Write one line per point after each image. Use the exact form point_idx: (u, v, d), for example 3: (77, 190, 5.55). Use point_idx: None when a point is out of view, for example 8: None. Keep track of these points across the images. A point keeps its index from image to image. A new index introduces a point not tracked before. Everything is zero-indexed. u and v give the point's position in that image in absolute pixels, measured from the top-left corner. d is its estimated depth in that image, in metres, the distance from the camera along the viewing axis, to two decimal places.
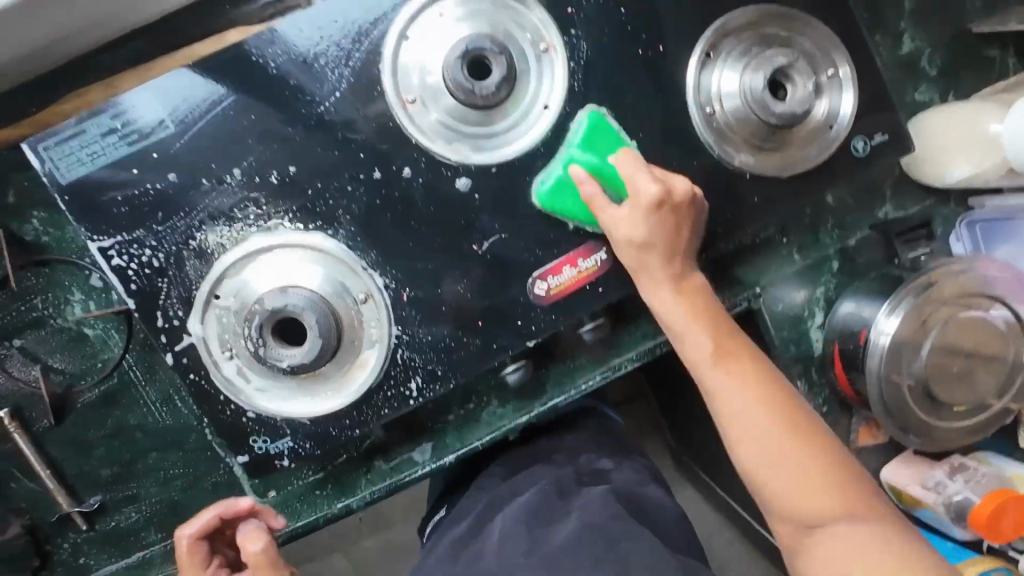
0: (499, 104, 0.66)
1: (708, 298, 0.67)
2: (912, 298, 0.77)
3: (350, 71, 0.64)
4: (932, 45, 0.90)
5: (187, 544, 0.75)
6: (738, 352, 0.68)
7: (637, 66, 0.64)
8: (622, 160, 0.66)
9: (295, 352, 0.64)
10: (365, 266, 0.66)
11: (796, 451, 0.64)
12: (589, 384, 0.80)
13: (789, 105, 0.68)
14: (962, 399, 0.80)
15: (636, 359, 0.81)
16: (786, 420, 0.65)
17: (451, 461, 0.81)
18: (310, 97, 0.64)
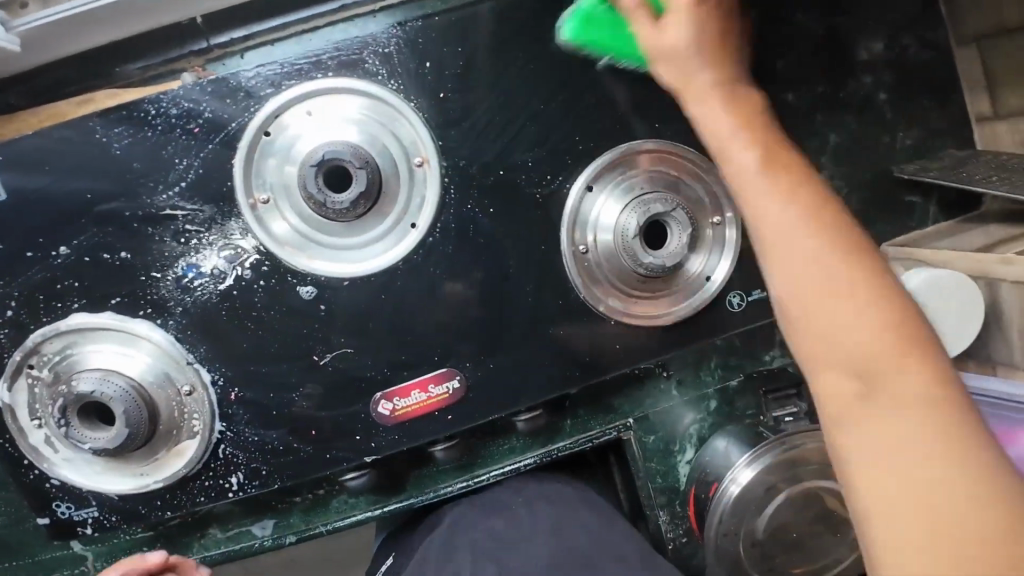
0: (356, 218, 0.63)
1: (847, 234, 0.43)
2: (777, 451, 0.73)
3: (201, 161, 0.62)
4: (850, 185, 0.87)
5: None
6: (944, 443, 0.37)
7: (692, 1, 0.51)
8: (694, 99, 0.51)
9: (102, 436, 0.61)
10: (192, 360, 0.63)
11: (945, 451, 0.36)
12: (448, 491, 0.76)
13: (659, 257, 0.65)
14: (800, 561, 0.77)
15: (501, 472, 0.77)
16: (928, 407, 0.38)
17: (290, 541, 0.78)
18: (153, 183, 0.62)
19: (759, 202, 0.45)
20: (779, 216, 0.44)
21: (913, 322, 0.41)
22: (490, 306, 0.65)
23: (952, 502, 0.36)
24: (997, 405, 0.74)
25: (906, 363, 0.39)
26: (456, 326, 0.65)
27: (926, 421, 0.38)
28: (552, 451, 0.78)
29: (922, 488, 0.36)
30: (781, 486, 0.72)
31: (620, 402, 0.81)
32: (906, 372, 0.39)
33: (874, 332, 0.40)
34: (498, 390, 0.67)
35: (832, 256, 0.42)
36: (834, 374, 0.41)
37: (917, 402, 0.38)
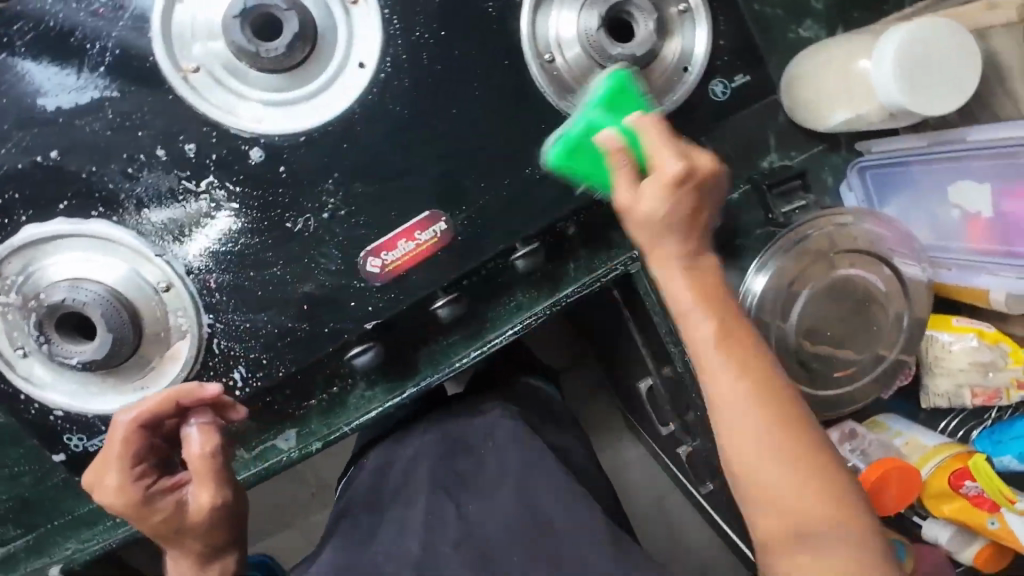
0: (296, 67, 0.57)
1: (767, 381, 0.52)
2: (784, 249, 0.67)
3: (115, 42, 0.56)
4: None
5: (124, 430, 0.57)
6: (811, 460, 0.51)
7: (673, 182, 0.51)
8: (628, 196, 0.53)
9: (86, 348, 0.59)
10: (160, 253, 0.59)
11: (781, 460, 0.50)
12: (463, 362, 0.73)
13: (629, 48, 0.61)
14: (841, 365, 0.71)
15: (511, 334, 0.72)
16: (787, 443, 0.51)
17: (318, 447, 0.73)
18: (70, 75, 0.56)
19: (675, 281, 0.53)
20: (700, 323, 0.53)
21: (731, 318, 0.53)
22: (460, 142, 0.62)
23: (785, 480, 0.50)
24: (1011, 156, 0.61)
25: (773, 414, 0.51)
26: (430, 170, 0.62)
27: (771, 451, 0.51)
28: (561, 299, 0.72)
29: (752, 461, 0.51)
30: (799, 282, 0.67)
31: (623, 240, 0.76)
32: (752, 385, 0.51)
33: (736, 391, 0.52)
34: (491, 230, 0.64)
35: (746, 373, 0.51)
36: (742, 416, 0.51)
37: (774, 420, 0.51)
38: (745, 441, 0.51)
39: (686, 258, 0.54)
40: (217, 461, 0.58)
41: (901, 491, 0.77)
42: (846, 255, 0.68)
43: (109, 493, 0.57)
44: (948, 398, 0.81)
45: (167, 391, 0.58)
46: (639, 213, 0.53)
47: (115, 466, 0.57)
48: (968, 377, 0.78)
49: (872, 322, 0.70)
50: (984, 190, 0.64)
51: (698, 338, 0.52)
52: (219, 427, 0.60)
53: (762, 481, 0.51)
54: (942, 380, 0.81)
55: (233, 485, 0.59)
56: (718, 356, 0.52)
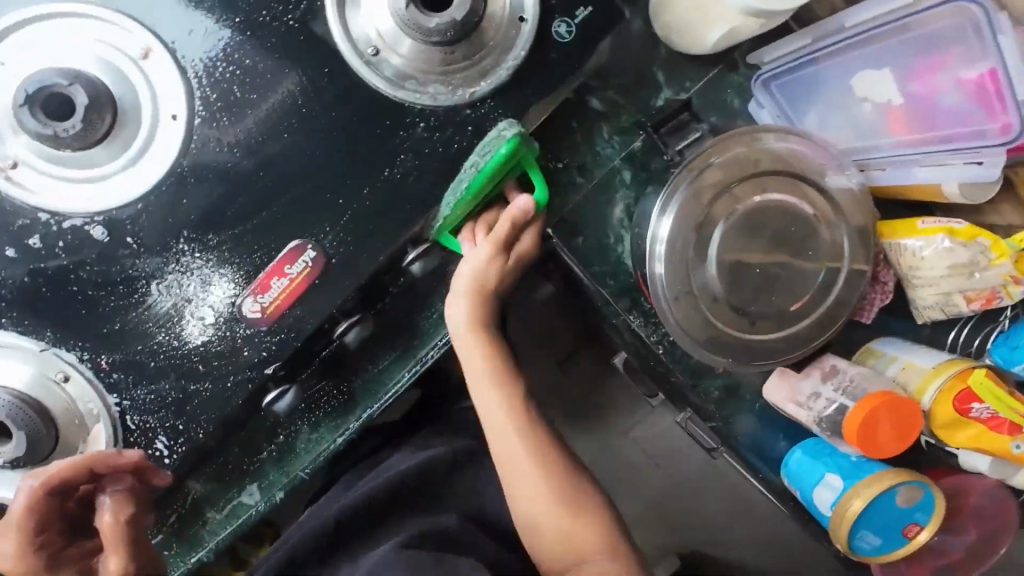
0: (108, 137, 0.56)
1: (516, 401, 0.67)
2: (688, 186, 0.60)
3: None
4: None
5: (30, 496, 0.59)
6: (544, 458, 0.65)
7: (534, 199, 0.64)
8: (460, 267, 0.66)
9: (7, 449, 0.60)
10: (46, 346, 0.59)
11: (518, 454, 0.65)
12: (399, 385, 0.73)
13: (444, 14, 0.55)
14: (788, 301, 0.63)
15: (441, 345, 0.72)
16: (526, 445, 0.66)
17: (281, 496, 0.74)
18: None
19: (477, 371, 0.67)
20: (479, 359, 0.67)
21: (515, 389, 0.67)
22: (305, 168, 0.59)
23: (534, 477, 0.64)
24: (903, 30, 0.57)
25: (517, 417, 0.66)
26: (284, 201, 0.59)
27: (530, 460, 0.65)
28: (484, 297, 0.71)
29: (510, 466, 0.66)
30: (711, 220, 0.60)
31: None
32: (508, 403, 0.66)
33: (501, 425, 0.66)
34: (366, 242, 0.60)
35: (507, 406, 0.66)
36: (496, 417, 0.66)
37: (531, 439, 0.65)
38: (509, 451, 0.66)
39: (495, 354, 0.67)
40: (125, 531, 0.63)
41: (898, 424, 0.69)
42: (756, 179, 0.60)
43: (8, 558, 0.60)
44: (942, 309, 0.72)
45: (81, 457, 0.60)
46: (465, 270, 0.65)
47: (19, 531, 0.60)
48: (953, 283, 0.69)
49: (808, 245, 0.63)
50: (885, 77, 0.60)
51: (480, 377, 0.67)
52: (133, 495, 0.63)
53: (510, 468, 0.66)
54: (929, 292, 0.72)
55: (144, 549, 0.64)
56: (481, 355, 0.67)
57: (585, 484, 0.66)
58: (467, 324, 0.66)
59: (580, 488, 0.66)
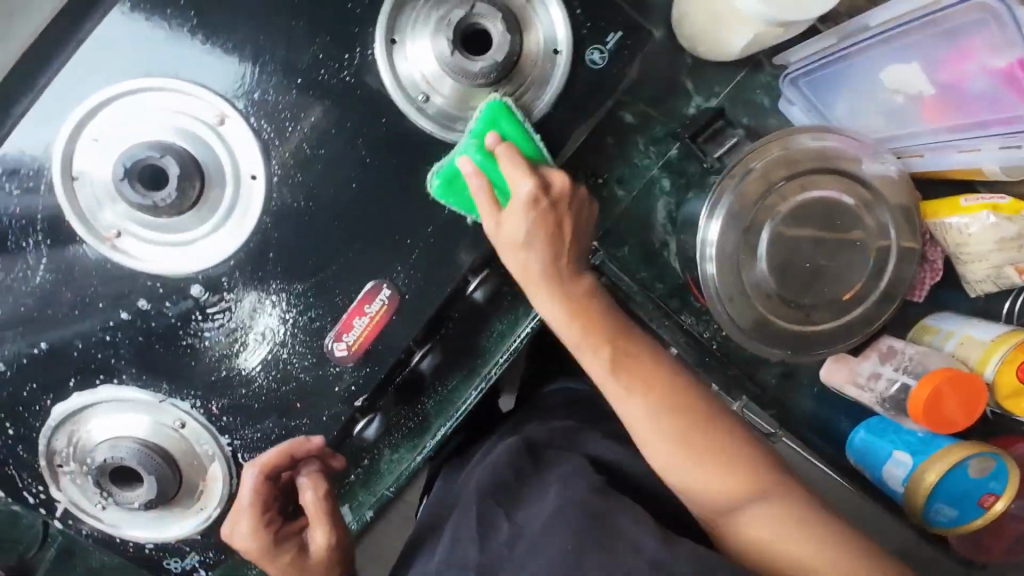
0: (197, 203, 0.60)
1: (678, 399, 0.59)
2: (733, 189, 0.63)
3: (43, 227, 0.60)
4: None
5: (253, 482, 0.66)
6: (752, 484, 0.56)
7: (527, 204, 0.58)
8: (535, 289, 0.61)
9: (141, 491, 0.68)
10: (163, 397, 0.66)
11: (716, 462, 0.57)
12: (469, 402, 0.77)
13: (488, 57, 0.59)
14: (841, 290, 0.65)
15: (503, 361, 0.76)
16: (730, 452, 0.58)
17: (370, 515, 0.79)
18: (22, 274, 0.61)
19: (596, 368, 0.60)
20: (629, 407, 0.59)
21: (623, 349, 0.60)
22: (370, 214, 0.64)
23: (706, 479, 0.56)
24: (923, 28, 0.54)
25: (690, 425, 0.58)
26: (358, 248, 0.64)
27: (697, 465, 0.57)
28: (539, 314, 0.75)
29: (724, 479, 0.56)
30: (758, 220, 0.63)
31: None
32: (667, 402, 0.58)
33: (635, 413, 0.59)
34: (437, 275, 0.65)
35: (617, 371, 0.59)
36: (640, 410, 0.58)
37: (666, 413, 0.58)
38: (697, 483, 0.57)
39: (602, 328, 0.60)
40: (325, 505, 0.69)
41: (963, 399, 0.71)
42: (800, 177, 0.63)
43: (245, 538, 0.66)
44: (993, 280, 0.73)
45: (279, 447, 0.66)
46: (524, 256, 0.60)
47: (246, 515, 0.66)
48: (1005, 257, 0.70)
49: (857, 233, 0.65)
50: (915, 69, 0.58)
51: (565, 333, 0.61)
52: (324, 474, 0.69)
53: (733, 516, 0.56)
54: (980, 267, 0.72)
55: (341, 524, 0.70)
56: (603, 362, 0.60)
57: (763, 467, 0.57)
58: (589, 362, 0.61)
59: (771, 462, 0.58)
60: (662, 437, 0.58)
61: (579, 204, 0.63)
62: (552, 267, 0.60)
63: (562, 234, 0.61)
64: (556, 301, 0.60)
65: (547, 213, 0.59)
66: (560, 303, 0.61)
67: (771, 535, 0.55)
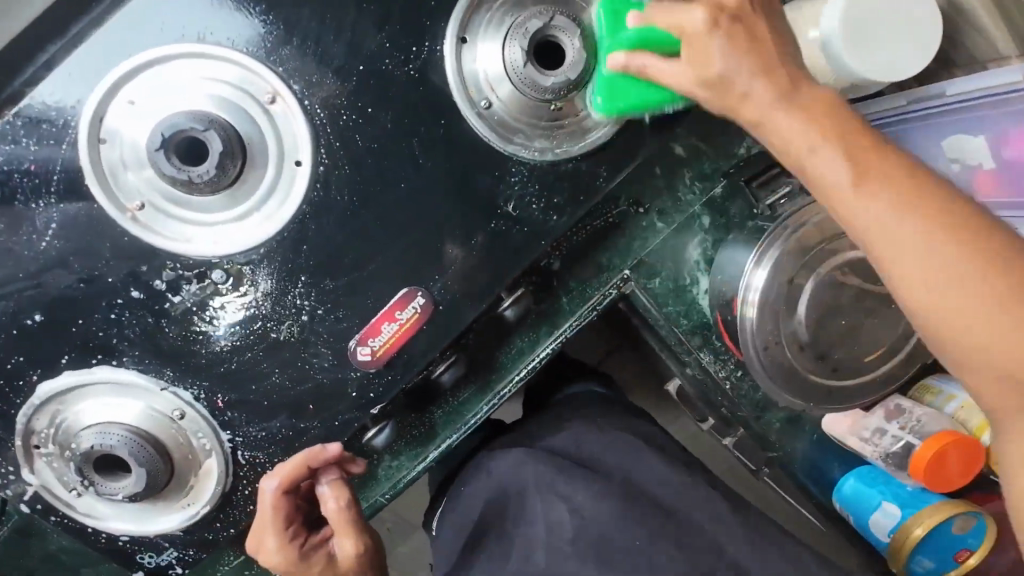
0: (234, 184, 0.56)
1: (949, 209, 0.42)
2: (785, 238, 0.64)
3: (61, 184, 0.55)
4: None
5: (273, 497, 0.63)
6: (1015, 301, 0.41)
7: (706, 28, 0.48)
8: (699, 53, 0.48)
9: (128, 483, 0.63)
10: (165, 385, 0.62)
11: (1004, 305, 0.41)
12: (479, 416, 0.74)
13: (561, 73, 0.57)
14: (866, 349, 0.68)
15: (518, 380, 0.73)
16: (980, 256, 0.41)
17: None
18: (27, 238, 0.56)
19: (849, 208, 0.44)
20: (880, 217, 0.43)
21: (893, 169, 0.43)
22: (413, 218, 0.60)
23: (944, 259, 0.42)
24: (1005, 104, 0.58)
25: (972, 244, 0.41)
26: (398, 252, 0.61)
27: (946, 264, 0.42)
28: (563, 334, 0.73)
29: (980, 340, 0.42)
30: (801, 274, 0.64)
31: (610, 258, 0.74)
32: (925, 212, 0.42)
33: (888, 175, 0.43)
34: (475, 289, 0.62)
35: (907, 194, 0.43)
36: (886, 215, 0.43)
37: (947, 236, 0.42)
38: (963, 311, 0.42)
39: (835, 111, 0.45)
40: (351, 513, 0.65)
41: (962, 460, 0.75)
42: (845, 236, 0.64)
43: (272, 554, 0.63)
44: None
45: (297, 458, 0.62)
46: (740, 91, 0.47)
47: (270, 529, 0.64)
48: None
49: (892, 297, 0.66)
50: (980, 142, 0.61)
51: (798, 142, 0.45)
52: (345, 480, 0.65)
53: (977, 344, 0.42)
54: None
55: (368, 528, 0.66)
56: (840, 163, 0.44)
57: None
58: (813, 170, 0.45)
59: None
60: (937, 240, 0.42)
61: (762, 5, 0.49)
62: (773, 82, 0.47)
63: (760, 49, 0.47)
64: (794, 116, 0.46)
65: (734, 30, 0.47)
66: (797, 117, 0.46)
67: None
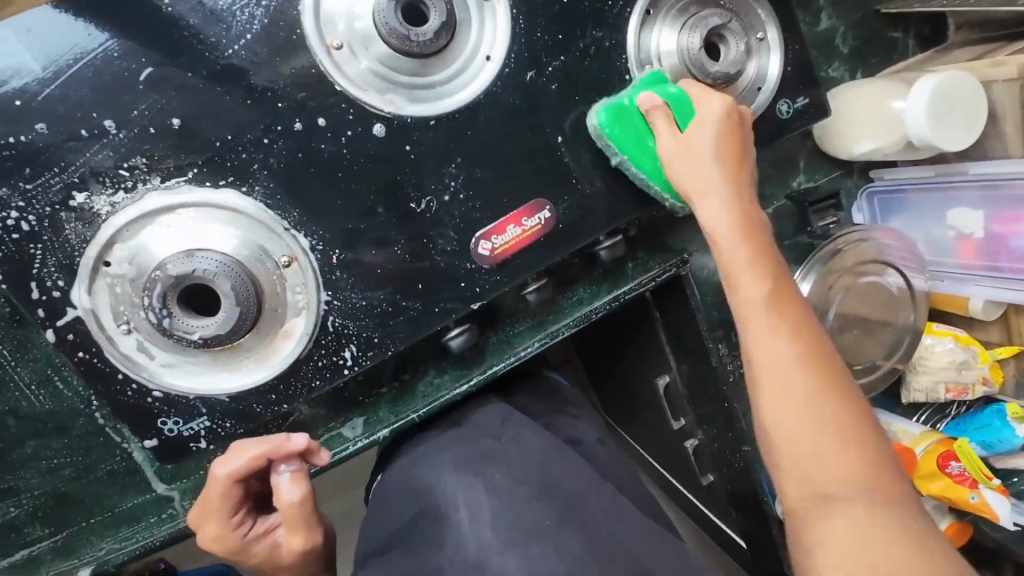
0: (435, 54, 0.60)
1: (859, 448, 0.54)
2: (824, 262, 0.80)
3: (264, 12, 0.57)
4: (846, 25, 0.89)
5: (223, 485, 0.61)
6: (878, 479, 0.53)
7: (717, 118, 0.65)
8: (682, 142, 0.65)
9: (208, 323, 0.57)
10: (287, 226, 0.59)
11: (849, 454, 0.53)
12: (529, 351, 0.77)
13: (723, 67, 0.68)
14: (858, 358, 0.83)
15: (575, 322, 0.78)
16: (865, 470, 0.53)
17: (383, 436, 0.75)
18: (214, 38, 0.56)
19: (773, 352, 0.57)
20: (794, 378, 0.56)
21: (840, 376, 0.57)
22: (562, 138, 0.67)
23: (814, 394, 0.55)
24: (998, 188, 0.79)
25: (831, 398, 0.55)
26: (545, 166, 0.67)
27: (836, 438, 0.54)
28: (621, 295, 0.79)
29: (830, 464, 0.53)
30: (835, 285, 0.81)
31: (674, 241, 0.85)
32: (829, 384, 0.56)
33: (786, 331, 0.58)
34: (593, 221, 0.69)
35: (824, 381, 0.56)
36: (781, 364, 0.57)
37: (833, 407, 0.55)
38: (812, 434, 0.54)
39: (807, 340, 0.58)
40: (306, 507, 0.65)
41: None
42: (866, 265, 0.82)
43: (211, 538, 0.64)
44: (925, 393, 0.97)
45: (256, 450, 0.61)
46: (710, 186, 0.64)
47: (217, 515, 0.64)
48: (945, 374, 0.95)
49: (885, 321, 0.85)
50: (977, 215, 0.82)
51: (753, 296, 0.59)
52: (306, 475, 0.65)
53: (822, 485, 0.53)
54: (922, 378, 0.97)
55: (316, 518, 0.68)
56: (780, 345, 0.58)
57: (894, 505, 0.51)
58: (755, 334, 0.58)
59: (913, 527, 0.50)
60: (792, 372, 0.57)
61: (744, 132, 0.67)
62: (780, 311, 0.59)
63: (735, 159, 0.65)
64: (777, 329, 0.58)
65: (727, 129, 0.65)
66: (778, 329, 0.58)
67: (844, 505, 0.52)
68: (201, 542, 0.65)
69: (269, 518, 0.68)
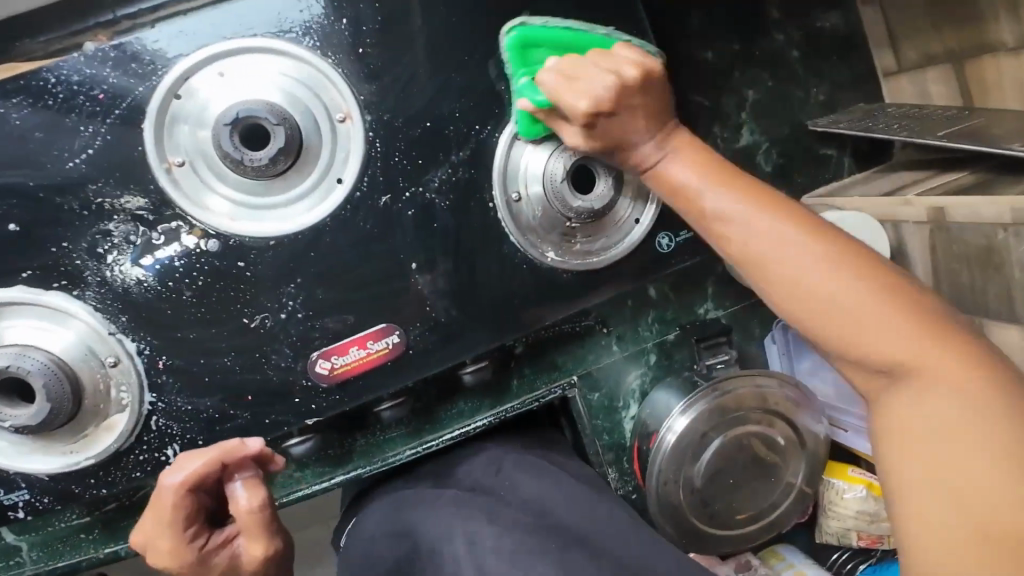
0: (278, 176, 0.61)
1: (948, 395, 0.43)
2: (708, 399, 0.75)
3: (109, 128, 0.58)
4: (771, 140, 0.80)
5: (173, 496, 0.59)
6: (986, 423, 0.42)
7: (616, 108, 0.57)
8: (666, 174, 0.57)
9: (21, 413, 0.59)
10: (114, 330, 0.60)
11: (943, 412, 0.43)
12: (396, 458, 0.75)
13: (587, 201, 0.67)
14: (743, 507, 0.80)
15: (450, 438, 0.75)
16: (971, 418, 0.42)
17: None
18: (57, 152, 0.58)
19: (872, 336, 0.46)
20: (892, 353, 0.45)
21: (917, 313, 0.46)
22: (417, 264, 0.65)
23: (900, 355, 0.45)
24: None
25: (927, 348, 0.44)
26: (394, 289, 0.65)
27: (929, 403, 0.44)
28: (503, 413, 0.76)
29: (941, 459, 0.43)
30: (713, 431, 0.76)
31: (564, 360, 0.82)
32: (920, 334, 0.45)
33: (949, 372, 0.44)
34: (443, 347, 0.67)
35: (910, 339, 0.45)
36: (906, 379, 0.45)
37: (930, 361, 0.44)
38: (910, 420, 0.44)
39: (887, 297, 0.46)
40: (265, 514, 0.61)
41: None
42: (756, 412, 0.77)
43: (162, 554, 0.59)
44: (838, 536, 0.91)
45: (212, 450, 0.60)
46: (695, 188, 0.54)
47: (167, 529, 0.59)
48: (856, 522, 0.88)
49: (772, 470, 0.80)
50: None
51: (815, 288, 0.48)
52: (260, 479, 0.62)
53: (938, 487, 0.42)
54: (834, 521, 0.90)
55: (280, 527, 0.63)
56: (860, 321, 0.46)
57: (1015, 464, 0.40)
58: (840, 320, 0.47)
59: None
60: (895, 346, 0.45)
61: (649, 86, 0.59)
62: (847, 274, 0.47)
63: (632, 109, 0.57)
64: (855, 287, 0.47)
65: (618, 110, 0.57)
66: (849, 284, 0.47)
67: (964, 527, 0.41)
68: (151, 557, 0.60)
69: (226, 528, 0.63)
